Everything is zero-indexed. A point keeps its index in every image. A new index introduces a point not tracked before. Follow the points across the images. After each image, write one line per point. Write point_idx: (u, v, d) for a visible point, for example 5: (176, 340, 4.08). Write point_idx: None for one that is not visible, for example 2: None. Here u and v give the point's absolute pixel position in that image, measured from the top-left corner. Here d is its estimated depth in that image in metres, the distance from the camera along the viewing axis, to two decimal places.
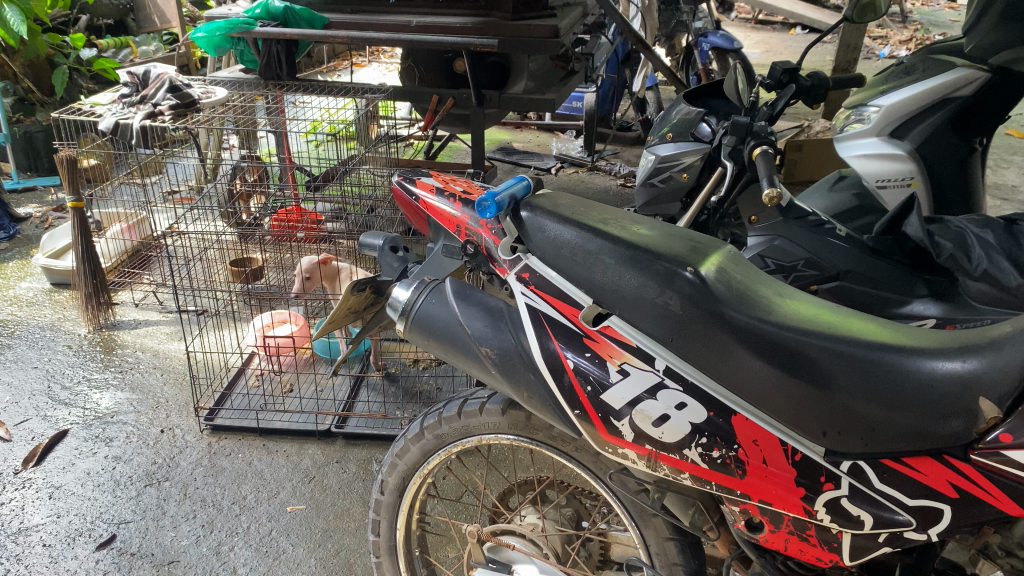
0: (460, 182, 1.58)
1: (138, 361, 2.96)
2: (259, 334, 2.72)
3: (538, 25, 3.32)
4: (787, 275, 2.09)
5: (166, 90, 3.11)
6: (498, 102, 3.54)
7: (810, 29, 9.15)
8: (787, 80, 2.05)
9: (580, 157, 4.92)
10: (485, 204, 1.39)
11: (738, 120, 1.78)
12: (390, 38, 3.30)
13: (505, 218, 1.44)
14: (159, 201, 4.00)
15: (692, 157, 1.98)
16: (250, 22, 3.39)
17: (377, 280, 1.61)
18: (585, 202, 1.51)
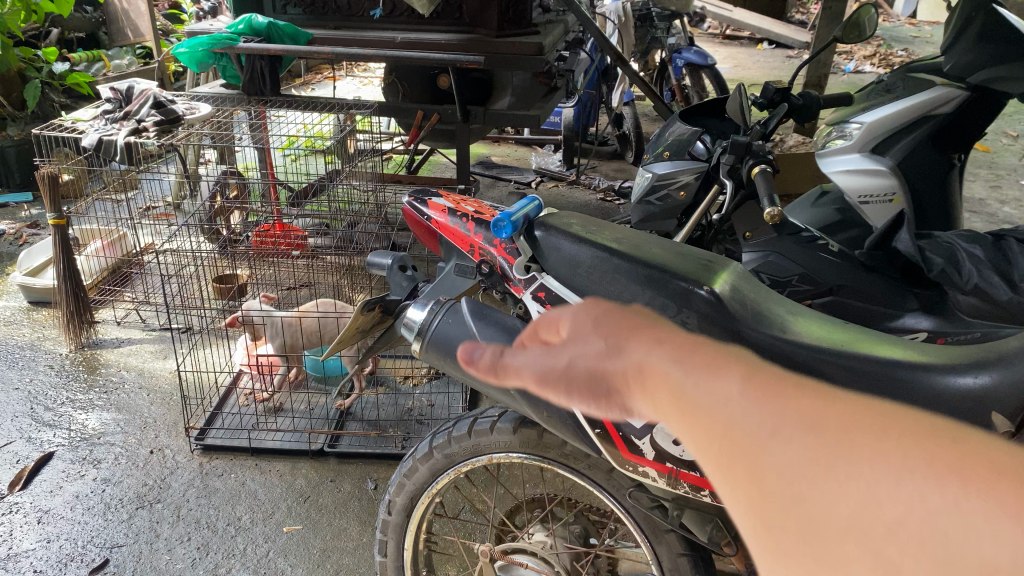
0: (471, 202, 1.58)
1: (123, 381, 2.91)
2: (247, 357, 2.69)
3: (523, 42, 3.35)
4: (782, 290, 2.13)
5: (150, 106, 3.07)
6: (483, 118, 3.56)
7: (777, 46, 9.32)
8: (779, 99, 2.08)
9: (559, 171, 4.95)
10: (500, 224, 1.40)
11: (738, 140, 1.79)
12: (376, 54, 3.30)
13: (518, 237, 1.44)
14: (137, 218, 3.94)
15: (688, 175, 1.99)
16: (233, 37, 3.37)
17: (386, 299, 1.60)
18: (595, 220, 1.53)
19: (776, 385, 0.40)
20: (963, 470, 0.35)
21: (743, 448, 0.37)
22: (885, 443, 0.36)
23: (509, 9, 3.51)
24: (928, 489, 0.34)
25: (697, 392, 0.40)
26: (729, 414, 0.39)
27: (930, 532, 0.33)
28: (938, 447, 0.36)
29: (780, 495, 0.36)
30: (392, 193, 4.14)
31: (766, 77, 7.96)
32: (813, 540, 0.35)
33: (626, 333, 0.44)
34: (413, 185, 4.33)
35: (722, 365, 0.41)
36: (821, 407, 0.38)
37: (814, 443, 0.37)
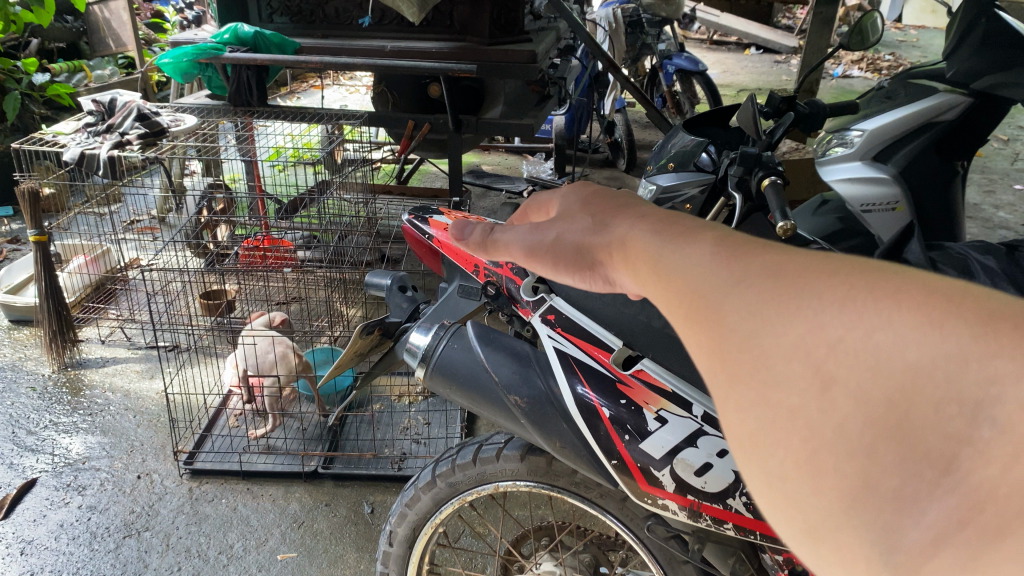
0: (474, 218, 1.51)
1: (108, 403, 2.82)
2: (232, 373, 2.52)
3: (516, 50, 3.29)
4: None
5: (134, 119, 2.99)
6: (476, 127, 3.49)
7: (765, 51, 9.33)
8: (786, 108, 2.03)
9: (551, 180, 4.89)
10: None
11: (747, 152, 1.74)
12: (366, 64, 3.23)
13: None
14: (121, 233, 3.85)
15: (693, 187, 1.93)
16: (219, 47, 3.29)
17: (385, 321, 1.53)
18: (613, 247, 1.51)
19: (754, 242, 0.34)
20: (966, 304, 0.27)
21: (698, 306, 0.32)
22: (874, 283, 0.28)
23: (501, 16, 3.45)
24: (909, 323, 0.27)
25: (665, 259, 0.35)
26: (687, 271, 0.34)
27: (894, 368, 0.26)
28: (939, 285, 0.28)
29: (728, 334, 0.31)
30: (383, 205, 4.06)
31: (754, 82, 7.95)
32: (759, 376, 0.29)
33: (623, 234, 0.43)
34: (404, 195, 4.25)
35: (701, 232, 0.36)
36: (798, 255, 0.31)
37: (771, 290, 0.30)
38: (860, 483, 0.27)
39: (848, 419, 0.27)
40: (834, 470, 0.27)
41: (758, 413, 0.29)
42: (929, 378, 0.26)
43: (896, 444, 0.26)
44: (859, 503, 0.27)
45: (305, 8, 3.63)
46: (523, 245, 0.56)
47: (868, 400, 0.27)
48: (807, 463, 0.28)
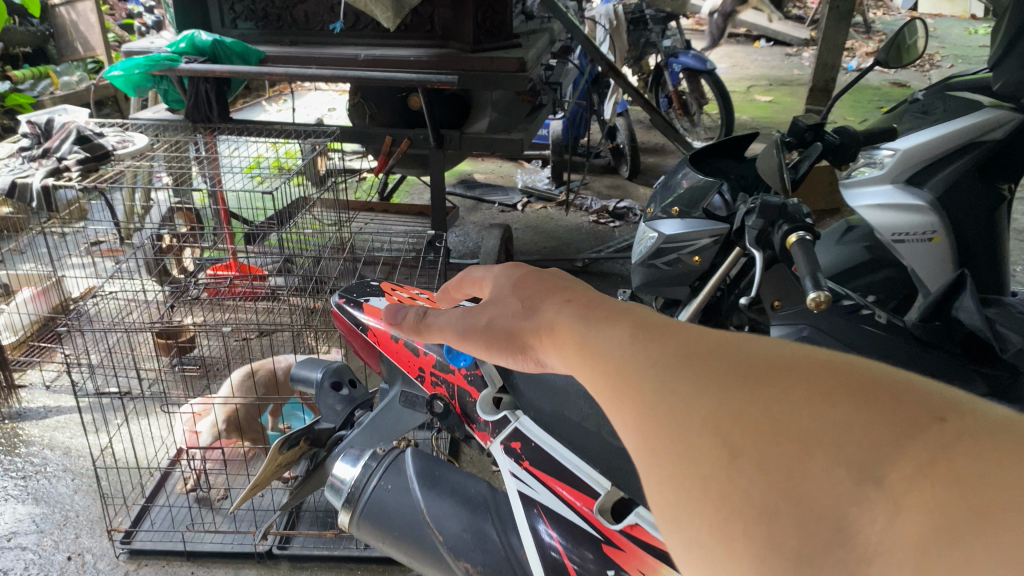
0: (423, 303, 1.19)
1: (45, 464, 2.51)
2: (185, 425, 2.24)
3: (503, 58, 2.98)
4: None
5: (74, 142, 2.68)
6: (459, 143, 3.17)
7: (774, 43, 8.97)
8: (811, 138, 1.70)
9: (547, 190, 4.57)
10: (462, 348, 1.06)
11: (767, 200, 1.42)
12: (336, 75, 2.92)
13: (486, 359, 1.06)
14: (77, 258, 3.54)
15: (705, 237, 1.59)
16: (173, 57, 2.97)
17: (312, 429, 1.22)
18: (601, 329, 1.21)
19: (670, 328, 0.38)
20: (847, 385, 0.30)
21: (618, 385, 0.35)
22: (768, 366, 0.32)
23: (486, 20, 3.13)
24: (800, 402, 0.30)
25: (591, 343, 0.39)
26: (608, 354, 0.38)
27: (788, 434, 0.29)
28: (830, 371, 0.31)
29: (655, 413, 0.33)
30: (363, 223, 3.76)
31: (764, 77, 7.59)
32: (676, 448, 0.31)
33: (540, 296, 0.50)
34: (387, 212, 3.94)
35: (619, 318, 0.40)
36: (707, 336, 0.36)
37: (679, 368, 0.34)
38: (767, 535, 0.28)
39: (753, 489, 0.29)
40: (743, 535, 0.28)
41: (675, 484, 0.31)
42: (819, 441, 0.29)
43: (797, 510, 0.28)
44: (764, 557, 0.27)
45: (271, 11, 3.31)
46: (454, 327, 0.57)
47: (759, 464, 0.29)
48: (719, 524, 0.29)
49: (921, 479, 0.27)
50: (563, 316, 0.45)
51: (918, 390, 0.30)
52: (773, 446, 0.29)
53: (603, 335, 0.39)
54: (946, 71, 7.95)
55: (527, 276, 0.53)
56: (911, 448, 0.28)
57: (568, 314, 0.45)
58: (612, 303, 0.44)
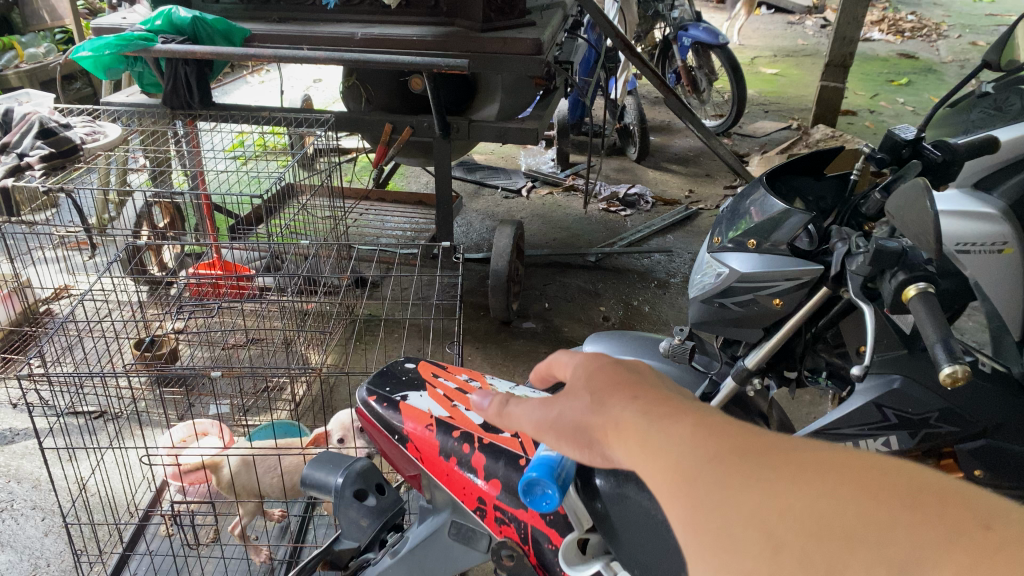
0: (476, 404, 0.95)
1: (12, 499, 2.25)
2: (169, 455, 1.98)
3: (516, 39, 2.69)
4: (914, 431, 1.45)
5: (36, 136, 2.40)
6: (468, 132, 2.88)
7: (778, 11, 8.64)
8: (908, 156, 1.44)
9: (552, 173, 4.30)
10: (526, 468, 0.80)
11: (883, 245, 1.17)
12: (330, 58, 2.62)
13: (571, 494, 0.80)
14: (47, 253, 3.23)
15: (788, 280, 1.35)
16: (149, 37, 2.67)
17: (331, 548, 0.99)
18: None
19: (736, 439, 0.49)
20: (887, 498, 0.42)
21: (687, 481, 0.47)
22: (821, 483, 0.44)
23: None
24: (851, 516, 0.41)
25: (671, 444, 0.50)
26: (685, 457, 0.48)
27: (830, 531, 0.41)
28: (857, 474, 0.44)
29: (718, 506, 0.45)
30: (358, 214, 3.47)
31: (771, 47, 7.27)
32: (739, 533, 0.43)
33: (606, 391, 0.60)
34: (384, 201, 3.66)
35: (693, 425, 0.51)
36: (775, 454, 0.47)
37: (741, 469, 0.46)
38: None
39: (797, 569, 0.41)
40: None
41: (734, 557, 0.43)
42: (864, 540, 0.41)
43: None
44: None
45: None
46: (533, 416, 0.66)
47: (827, 557, 0.40)
48: None
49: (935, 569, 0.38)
50: (631, 408, 0.56)
51: (939, 498, 0.41)
52: (828, 546, 0.41)
53: (679, 439, 0.50)
54: (956, 40, 7.65)
55: (598, 365, 0.65)
56: (944, 547, 0.39)
57: (636, 406, 0.56)
58: (675, 401, 0.55)
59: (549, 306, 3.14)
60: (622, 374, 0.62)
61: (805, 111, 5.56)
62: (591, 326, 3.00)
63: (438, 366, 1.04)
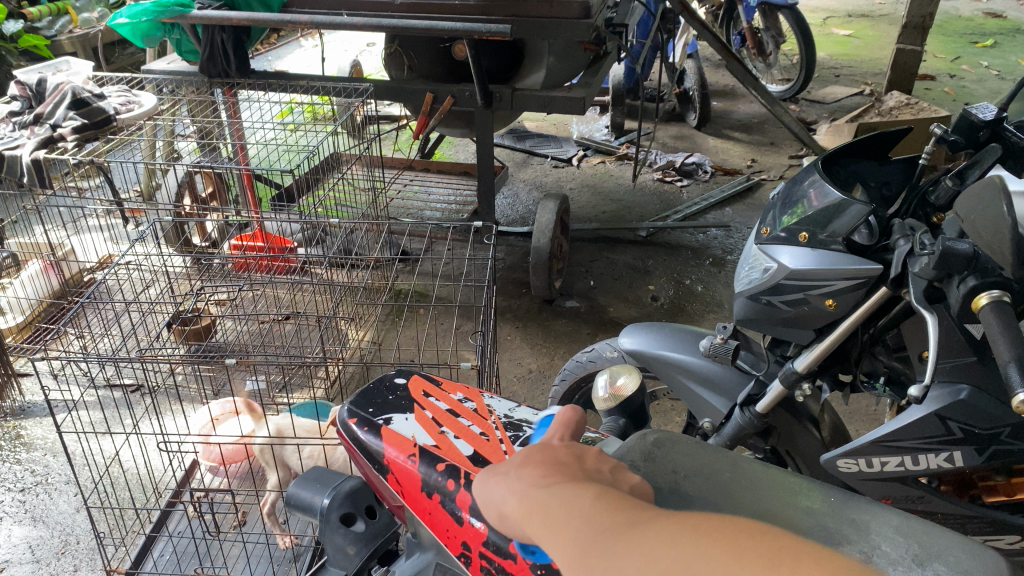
0: (468, 430, 0.86)
1: (49, 472, 2.26)
2: (199, 438, 1.94)
3: (563, 2, 2.54)
4: (982, 448, 1.29)
5: (69, 107, 2.38)
6: (511, 101, 2.76)
7: None
8: (987, 138, 1.27)
9: (605, 141, 4.14)
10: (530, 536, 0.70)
11: (952, 248, 1.01)
12: (369, 24, 2.51)
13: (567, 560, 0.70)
14: (93, 223, 3.24)
15: (844, 278, 1.21)
16: (185, 3, 2.58)
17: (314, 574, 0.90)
18: (734, 458, 0.84)
19: (621, 511, 0.59)
20: (722, 539, 0.52)
21: (583, 555, 0.57)
22: (678, 542, 0.53)
23: None
24: (694, 561, 0.51)
25: (574, 523, 0.59)
26: (584, 535, 0.58)
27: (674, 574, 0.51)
28: (703, 531, 0.53)
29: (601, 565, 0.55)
30: (403, 184, 3.39)
31: (845, 6, 6.88)
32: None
33: (529, 465, 0.69)
34: (429, 170, 3.56)
35: (589, 496, 0.61)
36: (648, 522, 0.57)
37: (623, 539, 0.56)
38: None
39: None
40: None
41: None
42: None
43: None
44: None
45: None
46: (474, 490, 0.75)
47: None
48: None
49: None
50: (549, 486, 0.64)
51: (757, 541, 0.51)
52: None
53: (574, 512, 0.60)
54: None
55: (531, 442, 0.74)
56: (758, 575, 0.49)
57: (552, 485, 0.64)
58: (585, 481, 0.65)
59: (595, 283, 3.02)
60: (546, 451, 0.71)
61: (879, 75, 5.24)
62: (637, 306, 2.88)
63: (430, 383, 0.95)
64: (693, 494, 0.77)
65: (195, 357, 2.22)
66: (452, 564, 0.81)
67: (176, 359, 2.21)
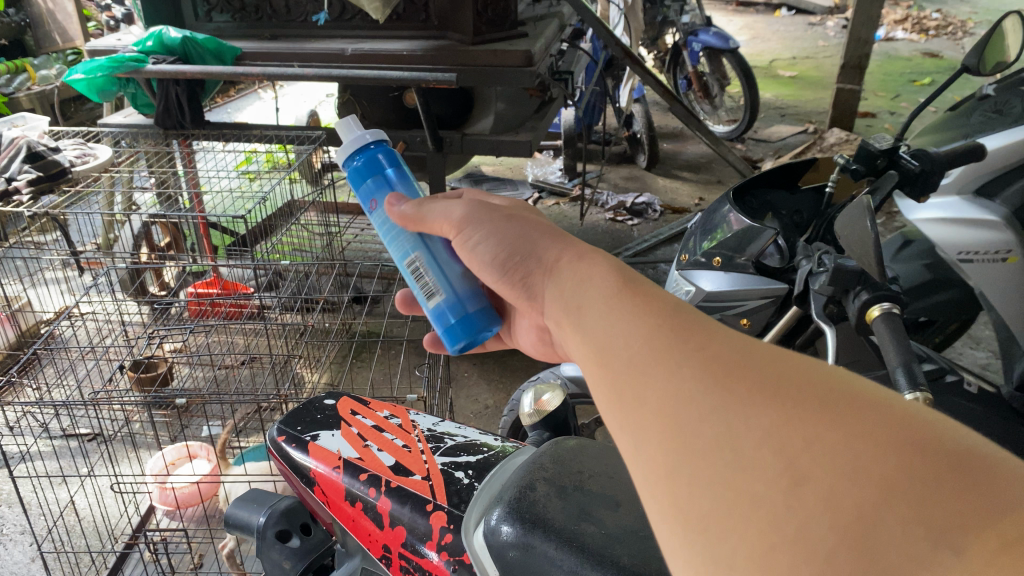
0: (391, 443, 0.99)
1: (3, 523, 2.25)
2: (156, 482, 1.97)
3: (507, 51, 2.66)
4: None
5: (23, 160, 2.43)
6: (461, 146, 2.86)
7: (798, 13, 8.53)
8: (884, 165, 1.36)
9: (559, 183, 4.25)
10: (445, 325, 0.87)
11: (842, 265, 1.10)
12: (320, 75, 2.60)
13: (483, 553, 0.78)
14: (50, 275, 3.25)
15: (756, 298, 1.31)
16: (140, 58, 2.66)
17: None
18: None
19: (694, 333, 0.50)
20: (807, 399, 0.45)
21: (628, 380, 0.49)
22: (785, 395, 0.44)
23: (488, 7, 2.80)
24: (783, 424, 0.43)
25: (622, 339, 0.51)
26: (632, 353, 0.50)
27: (741, 435, 0.43)
28: (786, 384, 0.45)
29: (643, 393, 0.48)
30: (359, 229, 3.45)
31: (791, 49, 7.13)
32: (668, 417, 0.46)
33: (574, 265, 0.60)
34: None
35: (651, 311, 0.52)
36: (728, 350, 0.48)
37: (686, 365, 0.48)
38: (717, 476, 0.43)
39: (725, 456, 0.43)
40: (697, 474, 0.43)
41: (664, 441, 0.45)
42: (771, 439, 0.43)
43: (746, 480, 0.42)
44: (706, 487, 0.43)
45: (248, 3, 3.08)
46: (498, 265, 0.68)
47: (748, 453, 0.42)
48: (707, 466, 0.43)
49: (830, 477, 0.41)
50: (597, 283, 0.56)
51: (849, 406, 0.44)
52: (739, 432, 0.43)
53: (630, 327, 0.51)
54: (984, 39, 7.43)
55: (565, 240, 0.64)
56: (850, 458, 0.42)
57: (599, 282, 0.56)
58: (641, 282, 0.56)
59: None
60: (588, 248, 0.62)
61: (823, 115, 5.43)
62: None
63: (359, 404, 1.08)
64: (596, 491, 0.83)
65: (151, 404, 2.24)
66: (375, 566, 0.93)
67: (133, 406, 2.23)
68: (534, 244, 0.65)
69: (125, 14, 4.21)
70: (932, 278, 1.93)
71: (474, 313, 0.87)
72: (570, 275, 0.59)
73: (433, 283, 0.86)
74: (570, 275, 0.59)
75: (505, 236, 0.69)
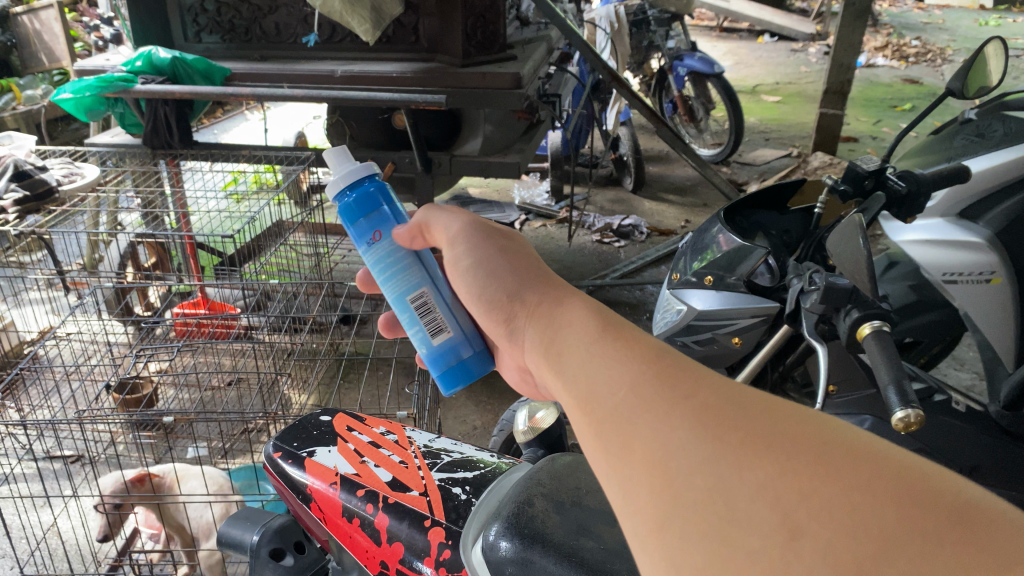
0: (387, 459, 0.99)
1: None
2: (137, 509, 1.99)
3: (495, 73, 2.69)
4: None
5: (10, 179, 2.41)
6: (450, 167, 2.89)
7: (780, 38, 8.66)
8: (871, 186, 1.38)
9: (546, 205, 4.28)
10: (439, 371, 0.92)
11: (833, 282, 1.11)
12: (310, 95, 2.61)
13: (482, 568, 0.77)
14: (35, 295, 3.23)
15: (747, 317, 1.33)
16: (129, 78, 2.66)
17: None
18: None
19: (677, 379, 0.50)
20: (799, 447, 0.45)
21: (615, 431, 0.49)
22: (778, 446, 0.45)
23: (477, 30, 2.83)
24: (773, 474, 0.43)
25: (606, 388, 0.51)
26: (618, 402, 0.50)
27: (736, 487, 0.43)
28: (777, 433, 0.46)
29: (629, 445, 0.48)
30: (346, 250, 3.45)
31: (773, 73, 7.23)
32: (659, 471, 0.46)
33: (558, 312, 0.60)
34: None
35: (638, 356, 0.52)
36: (715, 396, 0.49)
37: (673, 414, 0.48)
38: (710, 529, 0.43)
39: (714, 511, 0.43)
40: (690, 526, 0.43)
41: (657, 494, 0.45)
42: (763, 490, 0.43)
43: (741, 532, 0.42)
44: (702, 538, 0.43)
45: (238, 23, 3.10)
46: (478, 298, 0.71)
47: (738, 502, 0.43)
48: (701, 523, 0.43)
49: (827, 527, 0.41)
50: (581, 332, 0.56)
51: (841, 454, 0.44)
52: (731, 483, 0.43)
53: (615, 372, 0.52)
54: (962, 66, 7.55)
55: (550, 281, 0.65)
56: (846, 505, 0.42)
57: (583, 332, 0.56)
58: (626, 329, 0.56)
59: None
60: (569, 293, 0.63)
61: (806, 138, 5.50)
62: None
63: (354, 420, 1.09)
64: (592, 507, 0.83)
65: (137, 424, 2.22)
66: None
67: (119, 428, 2.21)
68: (515, 285, 0.66)
69: (112, 33, 4.21)
70: (917, 299, 1.95)
71: (469, 358, 0.92)
72: (554, 317, 0.60)
73: (443, 321, 0.90)
74: (554, 320, 0.60)
75: (492, 277, 0.68)
